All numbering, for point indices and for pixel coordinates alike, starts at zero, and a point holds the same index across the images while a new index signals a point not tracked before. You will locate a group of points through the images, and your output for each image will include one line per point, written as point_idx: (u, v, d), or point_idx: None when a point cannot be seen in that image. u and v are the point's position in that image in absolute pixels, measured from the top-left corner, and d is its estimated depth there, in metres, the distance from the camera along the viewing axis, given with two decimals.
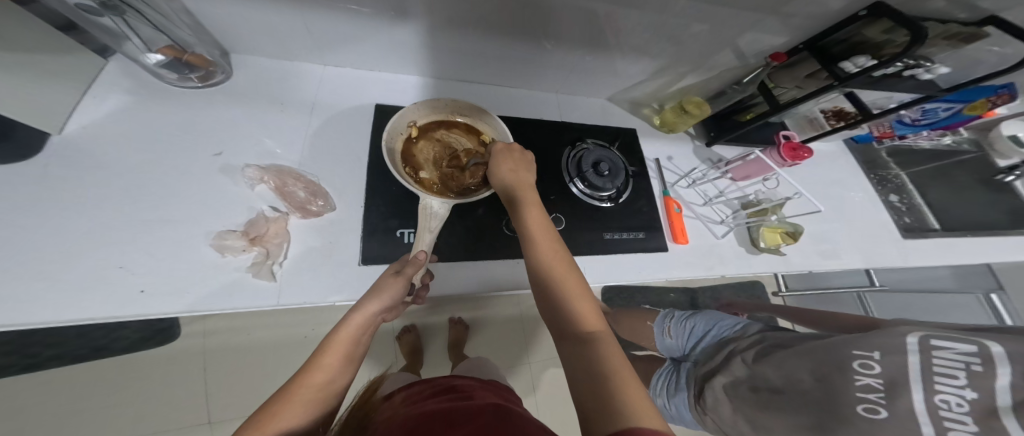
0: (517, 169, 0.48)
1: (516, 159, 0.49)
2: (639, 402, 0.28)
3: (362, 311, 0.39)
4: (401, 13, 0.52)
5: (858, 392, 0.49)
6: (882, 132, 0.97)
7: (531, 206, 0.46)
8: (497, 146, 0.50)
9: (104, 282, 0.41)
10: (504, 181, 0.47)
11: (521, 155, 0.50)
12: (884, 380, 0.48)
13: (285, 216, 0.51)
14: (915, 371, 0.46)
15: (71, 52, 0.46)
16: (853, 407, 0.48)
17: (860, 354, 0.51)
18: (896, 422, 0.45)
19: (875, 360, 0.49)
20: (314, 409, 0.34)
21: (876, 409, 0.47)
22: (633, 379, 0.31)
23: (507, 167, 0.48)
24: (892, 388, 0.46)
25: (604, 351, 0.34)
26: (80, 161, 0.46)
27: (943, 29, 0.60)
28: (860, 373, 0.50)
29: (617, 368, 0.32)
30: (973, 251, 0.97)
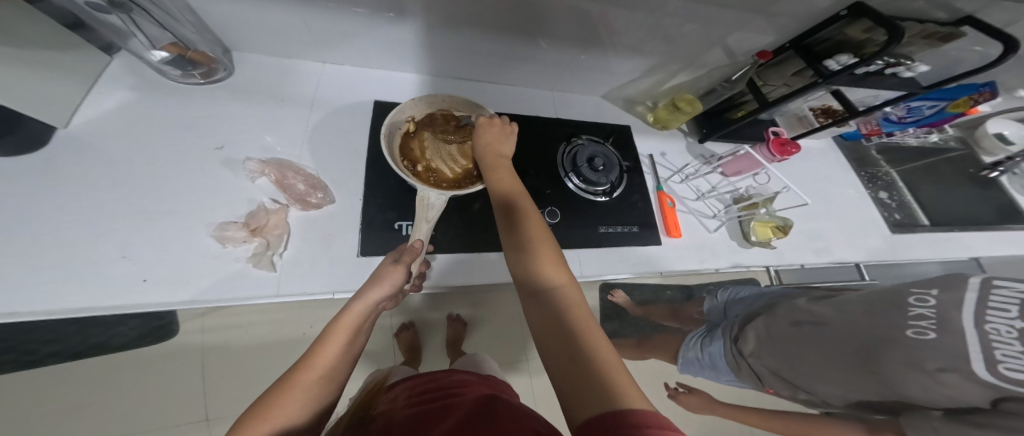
0: (493, 141, 0.55)
1: (494, 130, 0.56)
2: (618, 382, 0.29)
3: (363, 299, 0.39)
4: (399, 13, 0.54)
5: (908, 319, 0.48)
6: (870, 129, 0.99)
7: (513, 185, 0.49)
8: (480, 120, 0.57)
9: (108, 271, 0.42)
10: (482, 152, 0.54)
11: (502, 126, 0.57)
12: (939, 309, 0.46)
13: (285, 208, 0.52)
14: (968, 304, 0.45)
15: (77, 49, 0.47)
16: (902, 332, 0.48)
17: (917, 291, 0.49)
18: (943, 344, 0.44)
19: (932, 296, 0.48)
20: (315, 399, 0.35)
21: (925, 332, 0.46)
22: (617, 362, 0.31)
23: (486, 138, 0.55)
24: (943, 317, 0.45)
25: (585, 326, 0.35)
26: (84, 154, 0.47)
27: (920, 28, 0.62)
28: (915, 305, 0.48)
29: (598, 347, 0.32)
30: (960, 245, 0.99)
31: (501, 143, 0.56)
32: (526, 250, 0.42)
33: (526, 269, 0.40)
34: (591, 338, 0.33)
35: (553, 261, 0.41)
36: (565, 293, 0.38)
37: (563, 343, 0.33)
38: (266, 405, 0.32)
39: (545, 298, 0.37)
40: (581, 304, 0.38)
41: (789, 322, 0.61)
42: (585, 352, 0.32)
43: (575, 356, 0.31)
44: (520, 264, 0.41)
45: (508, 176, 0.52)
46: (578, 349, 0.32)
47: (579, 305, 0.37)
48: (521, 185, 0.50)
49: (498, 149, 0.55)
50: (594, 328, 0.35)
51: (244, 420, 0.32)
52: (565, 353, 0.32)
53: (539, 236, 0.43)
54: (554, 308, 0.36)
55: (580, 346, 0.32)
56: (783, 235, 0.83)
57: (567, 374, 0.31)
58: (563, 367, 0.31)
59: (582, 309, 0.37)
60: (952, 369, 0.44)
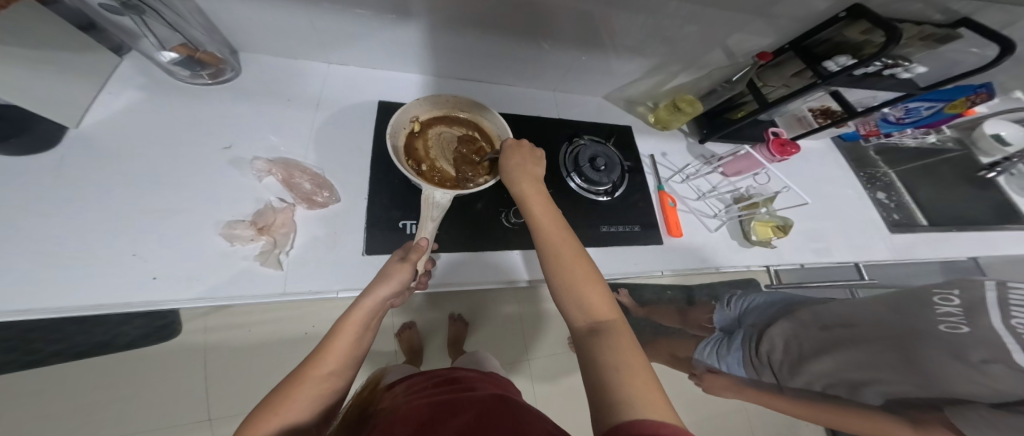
0: (523, 162, 0.52)
1: (524, 153, 0.53)
2: (653, 401, 0.28)
3: (372, 296, 0.40)
4: (404, 14, 0.54)
5: (937, 316, 0.48)
6: (868, 130, 1.00)
7: (535, 200, 0.48)
8: (508, 142, 0.54)
9: (119, 269, 0.43)
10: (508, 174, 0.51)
11: (531, 150, 0.54)
12: (965, 306, 0.47)
13: (292, 207, 0.53)
14: (992, 301, 0.45)
15: (88, 50, 0.47)
16: (934, 327, 0.48)
17: (940, 291, 0.51)
18: (976, 336, 0.44)
19: (955, 295, 0.49)
20: (326, 390, 0.36)
21: (957, 326, 0.46)
22: (646, 375, 0.31)
23: (515, 160, 0.52)
24: (970, 313, 0.46)
25: (620, 346, 0.34)
26: (94, 154, 0.47)
27: (918, 30, 0.64)
28: (940, 305, 0.49)
29: (625, 359, 0.32)
30: (958, 246, 0.99)
31: (533, 165, 0.52)
32: (558, 272, 0.41)
33: (566, 295, 0.40)
34: (630, 362, 0.32)
35: (594, 288, 0.40)
36: (614, 326, 0.37)
37: (600, 370, 0.32)
38: (279, 401, 0.33)
39: (589, 328, 0.37)
40: (628, 333, 0.36)
41: (819, 326, 0.62)
42: (624, 381, 0.30)
43: (612, 382, 0.31)
44: (559, 291, 0.41)
45: (542, 201, 0.48)
46: (614, 371, 0.31)
47: (623, 330, 0.36)
48: (555, 206, 0.48)
49: (531, 170, 0.51)
50: (636, 354, 0.33)
51: (255, 415, 0.32)
52: (602, 380, 0.31)
53: (574, 259, 0.42)
54: (595, 335, 0.35)
55: (610, 362, 0.32)
56: (783, 235, 0.83)
57: (602, 399, 0.30)
58: (600, 392, 0.31)
59: (627, 335, 0.35)
60: (996, 359, 0.42)
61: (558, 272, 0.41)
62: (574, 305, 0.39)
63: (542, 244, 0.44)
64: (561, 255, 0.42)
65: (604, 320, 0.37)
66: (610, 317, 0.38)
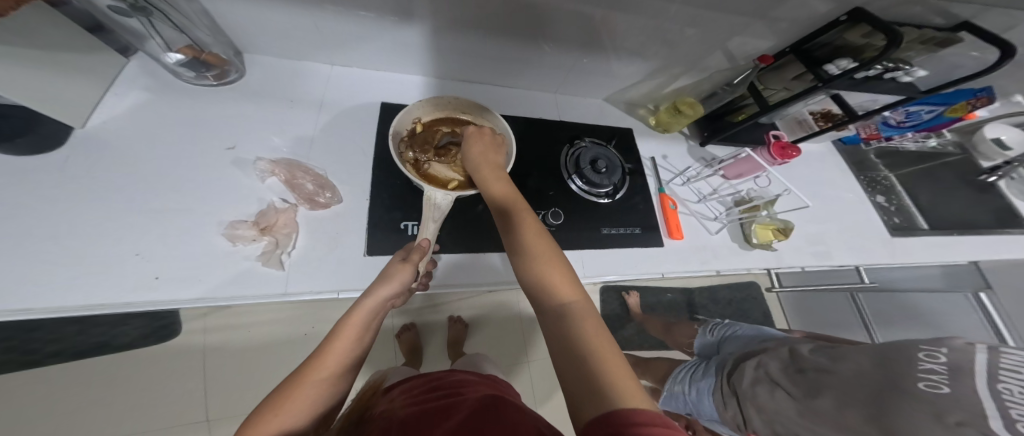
0: (487, 151, 0.52)
1: (486, 141, 0.53)
2: (629, 390, 0.29)
3: (374, 296, 0.40)
4: (407, 16, 0.55)
5: (919, 373, 0.47)
6: (870, 133, 1.00)
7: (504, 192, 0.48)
8: (469, 129, 0.54)
9: (122, 269, 0.43)
10: (471, 161, 0.51)
11: (492, 137, 0.54)
12: (951, 367, 0.45)
13: (294, 207, 0.53)
14: (981, 366, 0.44)
15: (96, 51, 0.48)
16: (913, 383, 0.46)
17: (926, 347, 0.49)
18: (955, 399, 0.43)
19: (942, 352, 0.47)
20: (326, 391, 0.36)
21: (938, 386, 0.44)
22: (623, 368, 0.31)
23: (477, 150, 0.52)
24: (955, 374, 0.44)
25: (590, 334, 0.34)
26: (100, 153, 0.48)
27: (918, 34, 0.65)
28: (924, 360, 0.47)
29: (598, 350, 0.32)
30: (960, 250, 0.99)
31: (494, 153, 0.53)
32: (531, 264, 0.40)
33: (535, 284, 0.40)
34: (599, 348, 0.33)
35: (560, 274, 0.39)
36: (579, 310, 0.37)
37: (571, 356, 0.33)
38: (277, 402, 0.33)
39: (558, 315, 0.37)
40: (596, 317, 0.37)
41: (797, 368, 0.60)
42: (596, 367, 0.31)
43: (590, 373, 0.30)
44: (527, 281, 0.40)
45: (506, 186, 0.48)
46: (591, 363, 0.31)
47: (589, 315, 0.36)
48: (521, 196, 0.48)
49: (493, 158, 0.52)
50: (605, 339, 0.34)
51: (254, 417, 0.32)
52: (576, 370, 0.32)
53: (540, 246, 0.41)
54: (567, 321, 0.35)
55: (588, 352, 0.32)
56: (783, 238, 0.82)
57: (578, 384, 0.31)
58: (577, 383, 0.31)
59: (594, 321, 0.35)
60: (970, 423, 0.41)
61: (531, 265, 0.40)
62: (543, 292, 0.39)
63: (516, 237, 0.43)
64: (527, 243, 0.42)
65: (569, 304, 0.37)
66: (577, 302, 0.38)
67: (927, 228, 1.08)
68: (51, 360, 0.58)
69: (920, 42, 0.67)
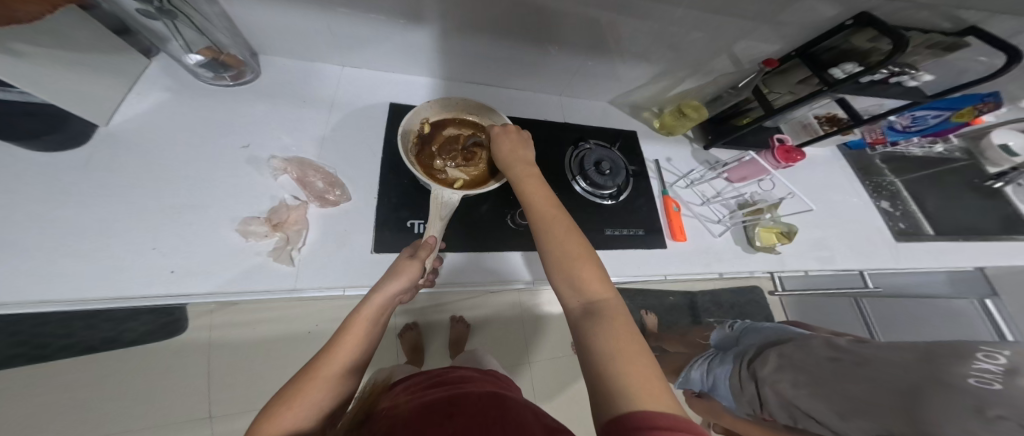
0: (516, 148, 0.53)
1: (514, 139, 0.54)
2: (652, 390, 0.30)
3: (383, 292, 0.41)
4: (418, 18, 0.56)
5: (970, 369, 0.42)
6: (875, 137, 0.99)
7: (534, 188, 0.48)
8: (496, 129, 0.55)
9: (141, 262, 0.44)
10: (501, 156, 0.52)
11: (519, 134, 0.55)
12: (1008, 368, 0.40)
13: (305, 205, 0.54)
14: None
15: (121, 52, 0.50)
16: (960, 379, 0.41)
17: (986, 348, 0.43)
18: (1008, 396, 0.38)
19: (1003, 354, 0.42)
20: (335, 387, 0.36)
21: (988, 382, 0.39)
22: (650, 367, 0.32)
23: (506, 147, 0.53)
24: (1013, 374, 0.40)
25: (618, 333, 0.35)
26: (121, 151, 0.49)
27: (926, 37, 0.64)
28: (980, 360, 0.42)
29: (623, 349, 0.33)
30: (966, 256, 0.98)
31: (523, 149, 0.53)
32: (561, 261, 0.41)
33: (564, 279, 0.41)
34: (623, 346, 0.34)
35: (589, 269, 0.40)
36: (608, 307, 0.38)
37: (596, 351, 0.34)
38: (289, 397, 0.34)
39: (585, 310, 0.38)
40: (623, 314, 0.38)
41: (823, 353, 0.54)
42: (619, 365, 0.32)
43: (613, 371, 0.31)
44: (554, 272, 0.42)
45: (536, 182, 0.49)
46: (611, 362, 0.32)
47: (619, 314, 0.37)
48: (551, 190, 0.49)
49: (523, 155, 0.52)
50: (629, 336, 0.35)
51: (267, 413, 0.33)
52: (597, 366, 0.33)
53: (569, 239, 0.43)
54: (595, 317, 0.37)
55: (612, 351, 0.33)
56: (788, 241, 0.85)
57: (599, 381, 0.32)
58: (599, 380, 0.32)
59: (621, 318, 0.36)
60: (1011, 417, 0.37)
61: (562, 261, 0.41)
62: (573, 289, 0.40)
63: (546, 234, 0.44)
64: (558, 236, 0.43)
65: (599, 302, 0.38)
66: (606, 298, 0.39)
67: (933, 234, 1.07)
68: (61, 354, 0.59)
69: (926, 47, 0.67)
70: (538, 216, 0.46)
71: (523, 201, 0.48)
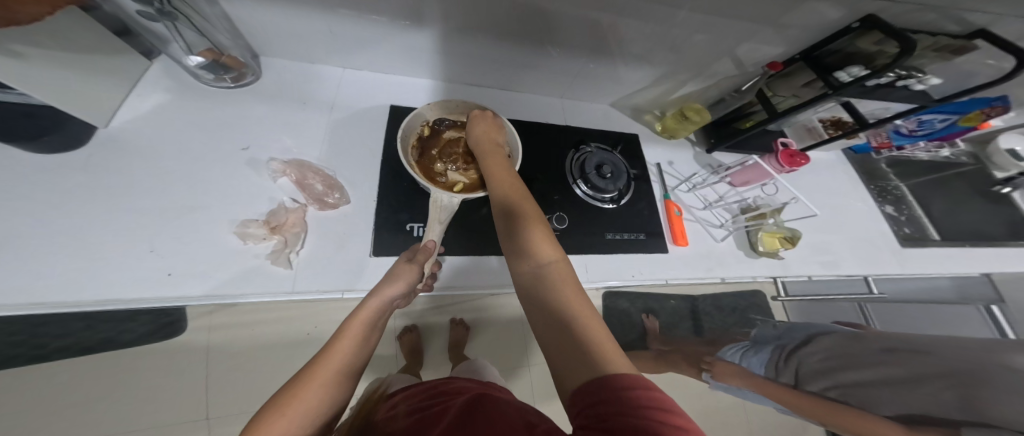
0: (488, 131, 0.55)
1: (487, 122, 0.56)
2: (605, 354, 0.30)
3: (380, 294, 0.41)
4: (419, 20, 0.56)
5: None
6: (881, 142, 0.98)
7: (495, 168, 0.50)
8: (473, 113, 0.57)
9: (139, 263, 0.44)
10: (473, 139, 0.54)
11: (491, 117, 0.57)
12: None
13: (303, 208, 0.54)
14: None
15: (121, 54, 0.50)
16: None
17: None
18: None
19: None
20: (332, 393, 0.36)
21: None
22: (600, 331, 0.32)
23: (480, 129, 0.55)
24: None
25: (567, 298, 0.34)
26: (120, 153, 0.49)
27: (932, 41, 0.64)
28: None
29: (575, 316, 0.33)
30: (966, 263, 0.98)
31: (496, 133, 0.56)
32: (515, 232, 0.41)
33: (515, 250, 0.40)
34: (577, 310, 0.34)
35: (543, 236, 0.40)
36: (556, 271, 0.37)
37: (553, 318, 0.33)
38: (285, 401, 0.33)
39: (536, 276, 0.37)
40: (572, 278, 0.37)
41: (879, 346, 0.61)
42: (576, 331, 0.32)
43: (567, 338, 0.31)
44: (510, 245, 0.41)
45: (499, 162, 0.51)
46: (566, 329, 0.32)
47: (567, 277, 0.37)
48: (512, 169, 0.50)
49: (491, 137, 0.55)
50: (581, 300, 0.35)
51: (261, 417, 0.32)
52: (555, 336, 0.33)
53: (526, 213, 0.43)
54: (544, 283, 0.36)
55: (565, 319, 0.33)
56: (791, 246, 0.82)
57: (557, 353, 0.32)
58: (556, 350, 0.32)
59: (570, 283, 0.36)
60: None
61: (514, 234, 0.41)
62: (522, 257, 0.39)
63: (503, 210, 0.44)
64: (520, 211, 0.43)
65: (547, 266, 0.37)
66: (555, 261, 0.38)
67: (939, 239, 1.05)
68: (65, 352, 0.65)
69: (933, 50, 0.66)
70: (499, 193, 0.46)
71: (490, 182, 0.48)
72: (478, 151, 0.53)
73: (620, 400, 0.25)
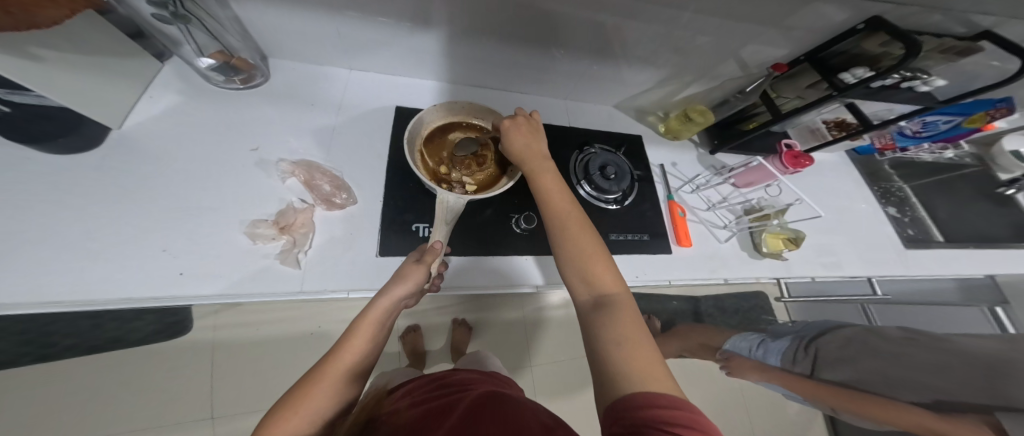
0: (529, 141, 0.52)
1: (523, 130, 0.53)
2: (657, 376, 0.33)
3: (388, 295, 0.41)
4: (426, 22, 0.56)
5: None
6: (884, 143, 0.99)
7: (550, 183, 0.49)
8: (504, 121, 0.53)
9: (149, 264, 0.45)
10: (513, 149, 0.52)
11: (529, 124, 0.54)
12: None
13: (311, 208, 0.54)
14: None
15: (136, 56, 0.50)
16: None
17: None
18: None
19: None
20: (340, 392, 0.37)
21: None
22: (653, 356, 0.35)
23: (520, 141, 0.52)
24: None
25: (625, 324, 0.37)
26: (132, 153, 0.50)
27: (938, 42, 0.63)
28: None
29: (629, 338, 0.36)
30: (976, 265, 0.97)
31: (535, 142, 0.53)
32: (575, 258, 0.44)
33: (577, 273, 0.43)
34: (631, 336, 0.36)
35: (603, 267, 0.43)
36: (619, 299, 0.41)
37: (604, 340, 0.36)
38: (295, 400, 0.34)
39: (595, 303, 0.41)
40: (631, 307, 0.40)
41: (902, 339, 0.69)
42: (626, 354, 0.35)
43: (620, 358, 0.34)
44: (567, 268, 0.44)
45: (552, 179, 0.50)
46: (621, 350, 0.35)
47: (627, 306, 0.40)
48: (566, 188, 0.50)
49: (537, 149, 0.52)
50: (636, 330, 0.37)
51: (274, 415, 0.33)
52: (606, 353, 0.36)
53: (582, 238, 0.45)
54: (604, 307, 0.39)
55: (619, 341, 0.36)
56: (795, 248, 0.83)
57: (604, 369, 0.35)
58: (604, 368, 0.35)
59: (631, 311, 0.39)
60: None
61: (574, 259, 0.44)
62: (585, 281, 0.42)
63: (559, 231, 0.46)
64: (571, 234, 0.45)
65: (609, 295, 0.41)
66: (616, 291, 0.42)
67: (943, 241, 1.05)
68: (106, 346, 0.79)
69: (939, 52, 0.66)
70: (553, 213, 0.47)
71: (539, 198, 0.48)
72: (523, 161, 0.51)
73: (655, 417, 0.28)
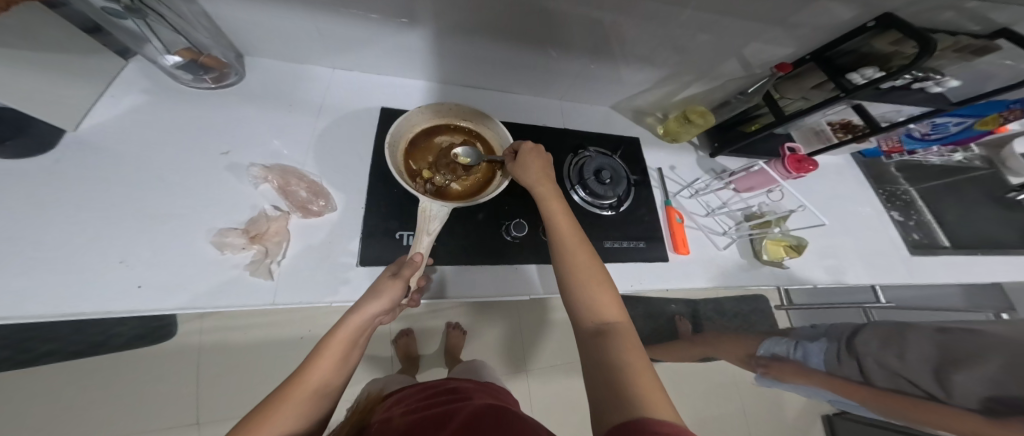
0: (542, 167, 0.50)
1: (541, 158, 0.51)
2: (662, 407, 0.30)
3: (360, 312, 0.39)
4: (411, 19, 0.53)
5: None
6: (892, 146, 0.94)
7: (555, 204, 0.48)
8: (525, 145, 0.51)
9: (104, 278, 0.42)
10: (523, 174, 0.49)
11: (546, 155, 0.51)
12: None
13: (287, 215, 0.52)
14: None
15: (95, 53, 0.48)
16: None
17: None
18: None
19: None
20: (308, 412, 0.34)
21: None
22: (656, 387, 0.32)
23: (534, 167, 0.50)
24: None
25: (627, 353, 0.35)
26: (91, 159, 0.47)
27: (953, 41, 0.60)
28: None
29: (632, 365, 0.34)
30: (984, 273, 0.93)
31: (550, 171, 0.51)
32: (578, 282, 0.41)
33: (580, 299, 0.41)
34: (636, 365, 0.34)
35: (604, 292, 0.41)
36: (620, 329, 0.38)
37: (607, 371, 0.34)
38: (258, 421, 0.32)
39: (599, 330, 0.38)
40: (634, 337, 0.38)
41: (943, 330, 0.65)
42: (631, 381, 0.32)
43: (623, 385, 0.32)
44: (569, 293, 0.42)
45: (559, 204, 0.48)
46: (624, 378, 0.33)
47: (629, 334, 0.38)
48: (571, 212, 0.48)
49: (546, 173, 0.50)
50: (642, 359, 0.35)
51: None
52: (609, 379, 0.33)
53: (585, 262, 0.43)
54: (607, 335, 0.37)
55: (622, 371, 0.33)
56: (797, 255, 0.81)
57: (604, 398, 0.32)
58: (604, 396, 0.32)
59: (634, 340, 0.37)
60: None
61: (578, 285, 0.41)
62: (587, 306, 0.40)
63: (562, 255, 0.44)
64: (571, 260, 0.43)
65: (612, 323, 0.39)
66: (617, 319, 0.39)
67: (949, 246, 1.02)
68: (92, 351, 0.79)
69: (953, 50, 0.62)
70: (555, 237, 0.45)
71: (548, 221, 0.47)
72: (532, 184, 0.49)
73: None
